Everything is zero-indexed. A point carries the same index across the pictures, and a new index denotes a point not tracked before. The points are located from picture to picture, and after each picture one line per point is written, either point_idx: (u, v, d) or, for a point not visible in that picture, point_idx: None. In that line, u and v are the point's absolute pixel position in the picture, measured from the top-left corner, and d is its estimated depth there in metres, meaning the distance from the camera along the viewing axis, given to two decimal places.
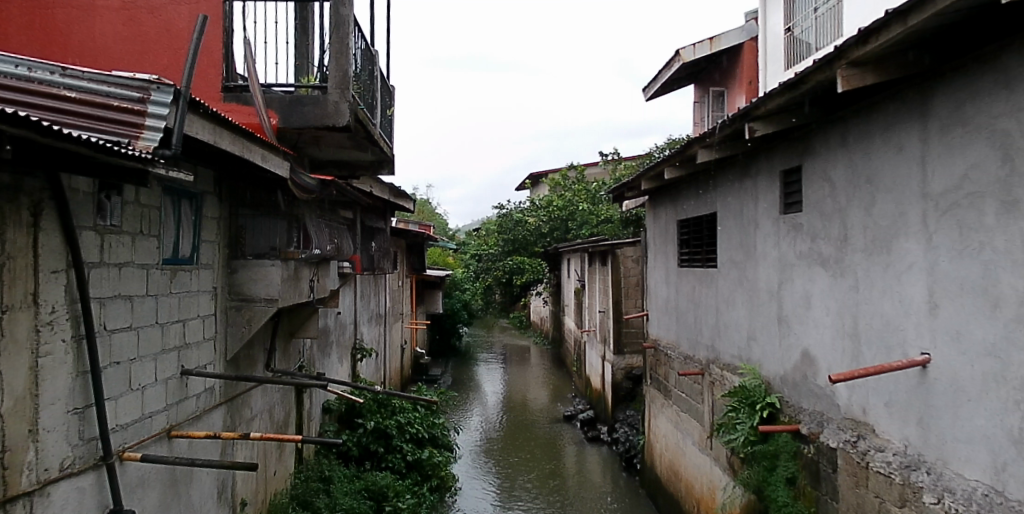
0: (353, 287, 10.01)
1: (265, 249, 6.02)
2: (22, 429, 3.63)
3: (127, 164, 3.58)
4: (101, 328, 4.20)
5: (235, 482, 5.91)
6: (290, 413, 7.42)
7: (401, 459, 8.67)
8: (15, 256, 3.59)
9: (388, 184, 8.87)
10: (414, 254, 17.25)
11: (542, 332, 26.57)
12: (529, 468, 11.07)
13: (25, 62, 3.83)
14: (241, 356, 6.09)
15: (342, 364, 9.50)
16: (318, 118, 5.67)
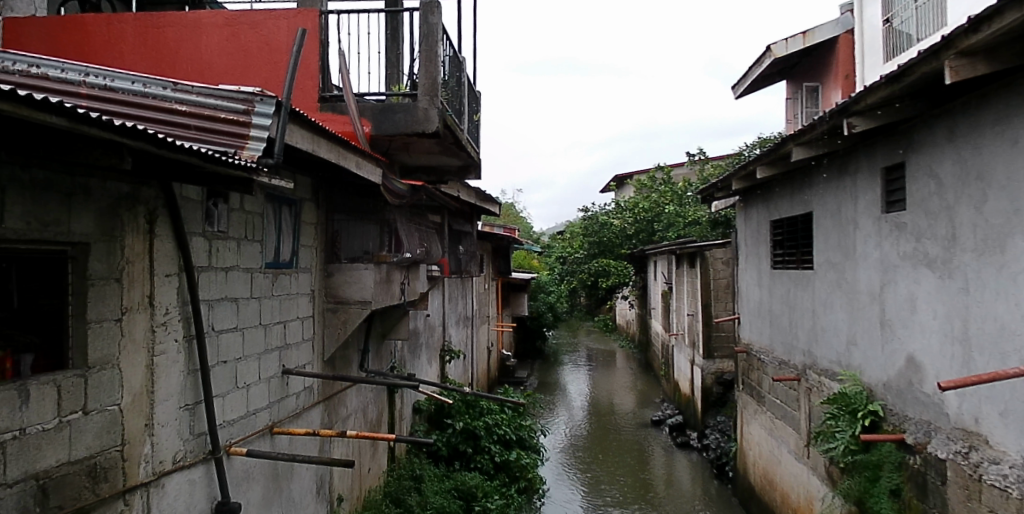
0: (440, 290, 10.21)
1: (359, 253, 6.20)
2: (140, 423, 3.95)
3: (233, 173, 3.80)
4: (210, 329, 4.50)
5: (332, 477, 6.16)
6: (382, 412, 7.66)
7: (490, 460, 8.79)
8: (133, 261, 3.94)
9: (474, 188, 9.03)
10: (501, 257, 17.43)
11: (628, 335, 26.24)
12: (617, 473, 10.94)
13: (141, 79, 4.16)
14: (337, 357, 6.34)
15: (431, 365, 9.73)
16: (408, 125, 5.83)
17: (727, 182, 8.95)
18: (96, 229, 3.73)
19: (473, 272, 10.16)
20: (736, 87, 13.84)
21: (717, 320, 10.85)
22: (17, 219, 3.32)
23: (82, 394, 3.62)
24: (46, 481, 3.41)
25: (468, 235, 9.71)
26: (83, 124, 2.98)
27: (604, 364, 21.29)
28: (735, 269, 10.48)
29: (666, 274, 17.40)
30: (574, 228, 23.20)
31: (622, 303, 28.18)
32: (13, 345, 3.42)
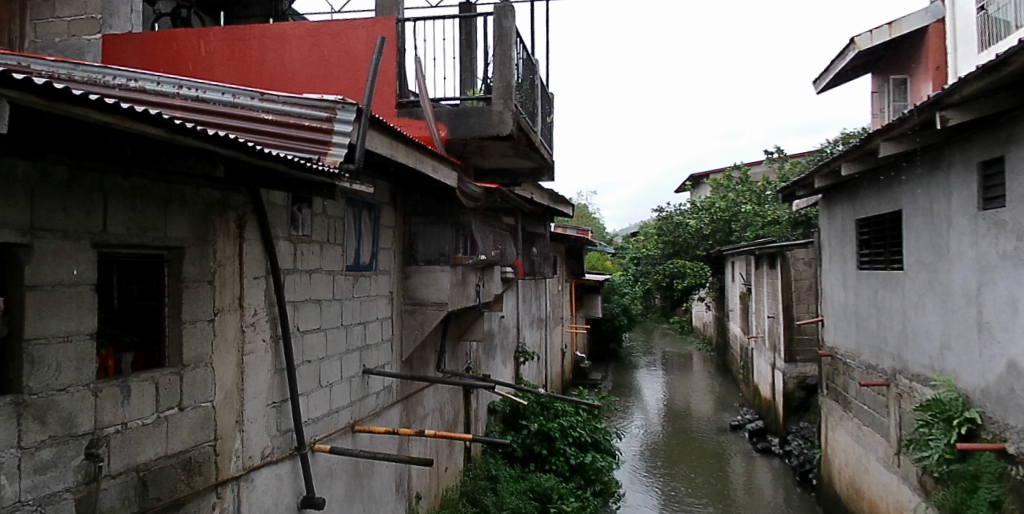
0: (514, 292, 10.27)
1: (435, 256, 6.22)
2: (230, 419, 4.15)
3: (317, 178, 3.96)
4: (295, 330, 4.68)
5: (411, 476, 6.29)
6: (458, 412, 7.76)
7: (565, 462, 8.79)
8: (224, 264, 4.14)
9: (547, 190, 9.05)
10: (574, 259, 17.39)
11: (705, 338, 25.67)
12: (694, 479, 10.73)
13: (231, 90, 4.33)
14: (414, 357, 6.47)
15: (506, 367, 9.80)
16: (483, 128, 5.89)
17: (809, 180, 8.65)
18: (190, 233, 3.95)
19: (546, 274, 10.02)
20: (817, 82, 13.34)
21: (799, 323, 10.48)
22: (120, 224, 3.55)
23: (178, 391, 3.83)
24: (146, 472, 3.61)
25: (542, 237, 9.70)
26: (179, 134, 3.15)
27: (680, 367, 20.89)
28: (819, 270, 10.10)
29: (744, 275, 16.96)
30: (649, 228, 22.79)
31: (699, 305, 27.54)
32: (116, 343, 3.67)
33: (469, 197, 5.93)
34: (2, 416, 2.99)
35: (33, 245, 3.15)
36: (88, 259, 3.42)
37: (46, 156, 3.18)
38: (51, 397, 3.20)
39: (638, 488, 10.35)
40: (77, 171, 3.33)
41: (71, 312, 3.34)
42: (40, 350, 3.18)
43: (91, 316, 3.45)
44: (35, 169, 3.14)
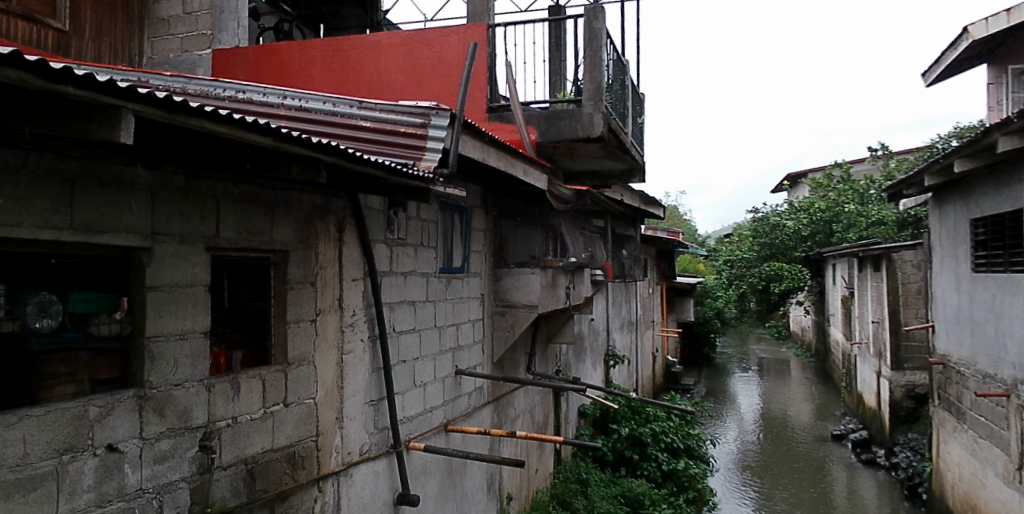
0: (604, 294, 10.21)
1: (526, 258, 6.24)
2: (331, 415, 4.30)
3: (412, 183, 4.06)
4: (391, 330, 4.81)
5: (503, 476, 6.33)
6: (548, 414, 7.78)
7: (657, 468, 8.57)
8: (325, 266, 4.31)
9: (637, 192, 8.94)
10: (666, 261, 17.10)
11: (803, 344, 24.68)
12: (794, 489, 10.35)
13: (331, 99, 4.49)
14: (505, 359, 6.52)
15: (596, 370, 9.75)
16: (573, 131, 5.89)
17: (919, 178, 8.20)
18: (294, 237, 4.12)
19: (636, 276, 9.89)
20: (926, 75, 12.62)
21: (906, 329, 9.95)
22: (230, 229, 3.75)
23: (283, 388, 4.00)
24: (253, 465, 3.79)
25: (633, 239, 9.60)
26: (284, 143, 3.29)
27: (776, 374, 20.09)
28: (929, 272, 9.56)
29: (847, 278, 16.22)
30: (743, 230, 22.10)
31: (796, 309, 26.42)
32: (226, 341, 3.87)
33: (560, 200, 5.93)
34: (126, 408, 3.20)
35: (154, 248, 3.37)
36: (202, 262, 3.63)
37: (164, 166, 3.39)
38: (170, 391, 3.41)
39: (732, 502, 9.81)
40: (192, 179, 3.54)
41: (187, 312, 3.55)
42: (160, 347, 3.39)
43: (204, 315, 3.65)
44: (155, 178, 3.36)
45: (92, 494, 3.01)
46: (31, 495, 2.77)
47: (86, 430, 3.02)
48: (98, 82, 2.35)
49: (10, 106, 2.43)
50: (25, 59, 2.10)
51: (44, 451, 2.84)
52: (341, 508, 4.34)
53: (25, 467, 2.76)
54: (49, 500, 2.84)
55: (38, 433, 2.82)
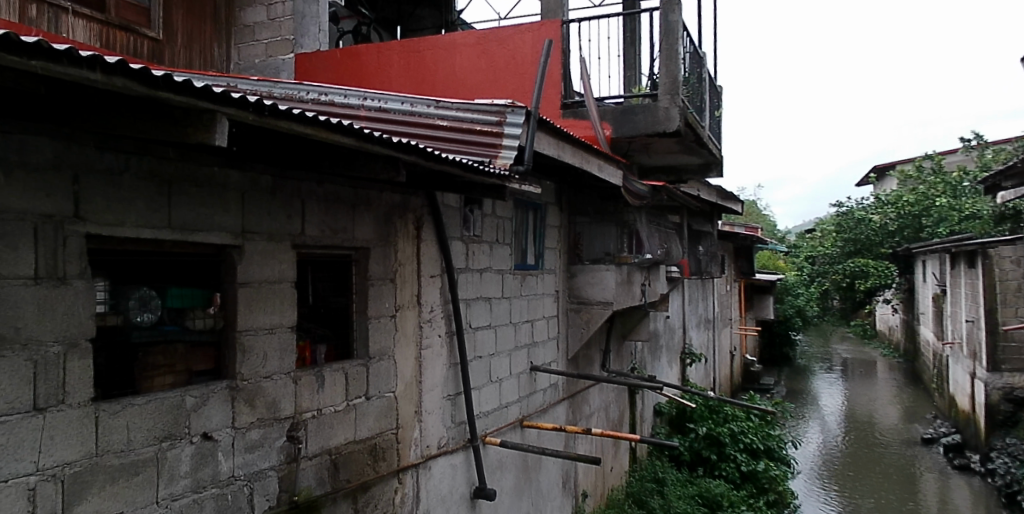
0: (681, 291, 10.05)
1: (601, 255, 6.24)
2: (410, 409, 4.40)
3: (489, 180, 4.10)
4: (468, 326, 4.88)
5: (578, 473, 6.34)
6: (623, 412, 7.73)
7: (736, 469, 8.35)
8: (404, 263, 4.40)
9: (715, 186, 8.75)
10: (744, 258, 16.70)
11: (891, 343, 23.61)
12: (881, 494, 9.95)
13: (409, 99, 4.57)
14: (580, 356, 6.52)
15: (672, 368, 9.63)
16: (649, 125, 5.82)
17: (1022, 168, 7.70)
18: (375, 235, 4.23)
19: (714, 273, 9.71)
20: None
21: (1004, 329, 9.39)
22: (315, 227, 3.87)
23: (365, 382, 4.11)
24: (337, 456, 3.91)
25: (709, 236, 9.44)
26: (366, 142, 3.37)
27: (860, 375, 19.25)
28: None
29: (938, 275, 15.42)
30: (826, 226, 21.27)
31: (883, 308, 25.30)
32: (311, 335, 4.01)
33: (635, 196, 5.85)
34: (220, 398, 3.35)
35: (244, 245, 3.51)
36: (289, 259, 3.76)
37: (254, 167, 3.53)
38: (259, 383, 3.55)
39: (816, 508, 9.42)
40: (279, 179, 3.68)
41: (275, 307, 3.69)
42: (251, 340, 3.54)
43: (291, 310, 3.78)
44: (245, 179, 3.50)
45: (189, 480, 3.16)
46: (135, 479, 2.93)
47: (183, 419, 3.17)
48: (196, 88, 2.44)
49: (117, 112, 2.57)
50: (131, 68, 2.21)
51: (145, 438, 3.00)
52: (421, 500, 4.43)
53: (129, 453, 2.93)
54: (150, 484, 2.99)
55: (140, 421, 2.98)
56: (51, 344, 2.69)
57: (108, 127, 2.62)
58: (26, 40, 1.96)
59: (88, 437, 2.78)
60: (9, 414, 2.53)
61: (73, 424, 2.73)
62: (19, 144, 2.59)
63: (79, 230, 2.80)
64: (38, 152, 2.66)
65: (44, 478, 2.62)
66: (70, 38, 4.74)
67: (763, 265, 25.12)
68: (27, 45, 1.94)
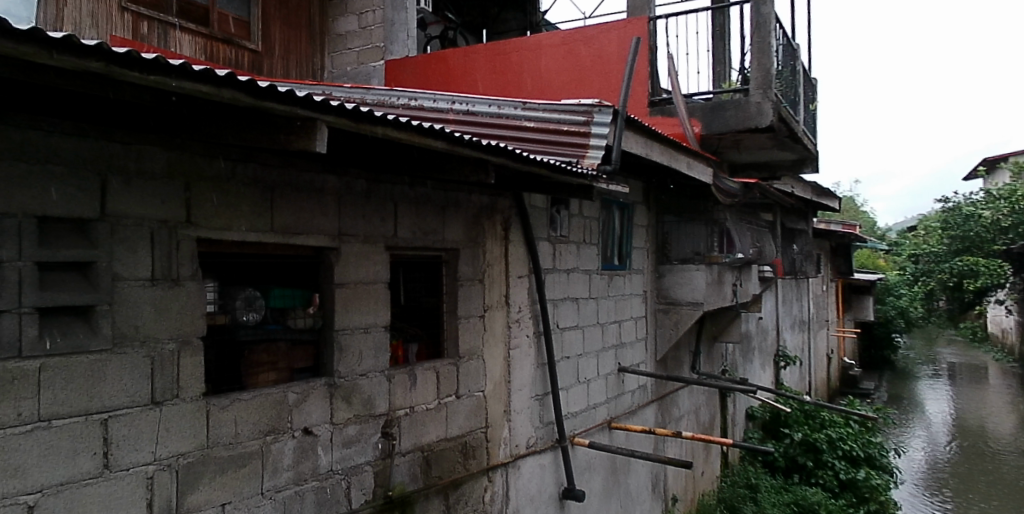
0: (774, 291, 9.76)
1: (690, 255, 6.13)
2: (500, 409, 4.45)
3: (577, 181, 4.09)
4: (555, 327, 4.88)
5: (667, 477, 6.27)
6: (714, 415, 7.58)
7: (834, 477, 8.00)
8: (493, 264, 4.45)
9: (811, 182, 8.44)
10: (841, 256, 16.00)
11: (1004, 347, 22.08)
12: (996, 508, 9.32)
13: (497, 101, 4.61)
14: (669, 357, 6.42)
15: (765, 371, 9.38)
16: (740, 121, 5.68)
17: None
18: (464, 236, 4.29)
19: (809, 272, 9.36)
20: None
21: None
22: (407, 229, 3.96)
23: (455, 381, 4.18)
24: (429, 453, 3.99)
25: (803, 234, 9.11)
26: (457, 146, 3.42)
27: (968, 381, 18.11)
28: None
29: None
30: (931, 222, 20.15)
31: (995, 309, 23.70)
32: (403, 335, 4.12)
33: (726, 193, 5.72)
34: (319, 395, 3.47)
35: (341, 247, 3.62)
36: (382, 260, 3.87)
37: (350, 172, 3.65)
38: (356, 381, 3.66)
39: None
40: (373, 183, 3.79)
41: (370, 307, 3.79)
42: (347, 339, 3.65)
43: (384, 310, 3.88)
44: (341, 183, 3.62)
45: (291, 473, 3.29)
46: (242, 471, 3.06)
47: (286, 414, 3.29)
48: (299, 98, 2.50)
49: (225, 121, 2.67)
50: (240, 80, 2.26)
51: (251, 431, 3.13)
52: (511, 498, 4.47)
53: (237, 445, 3.06)
54: (255, 475, 3.12)
55: (247, 416, 3.11)
56: (166, 340, 2.82)
57: (216, 136, 2.74)
58: (146, 56, 2.02)
59: (200, 430, 2.91)
60: (130, 407, 2.67)
61: (186, 417, 2.86)
62: (137, 153, 2.74)
63: (190, 234, 2.93)
64: (153, 161, 2.79)
65: (161, 468, 2.76)
66: (178, 52, 5.04)
67: (861, 264, 23.93)
68: (146, 61, 2.00)
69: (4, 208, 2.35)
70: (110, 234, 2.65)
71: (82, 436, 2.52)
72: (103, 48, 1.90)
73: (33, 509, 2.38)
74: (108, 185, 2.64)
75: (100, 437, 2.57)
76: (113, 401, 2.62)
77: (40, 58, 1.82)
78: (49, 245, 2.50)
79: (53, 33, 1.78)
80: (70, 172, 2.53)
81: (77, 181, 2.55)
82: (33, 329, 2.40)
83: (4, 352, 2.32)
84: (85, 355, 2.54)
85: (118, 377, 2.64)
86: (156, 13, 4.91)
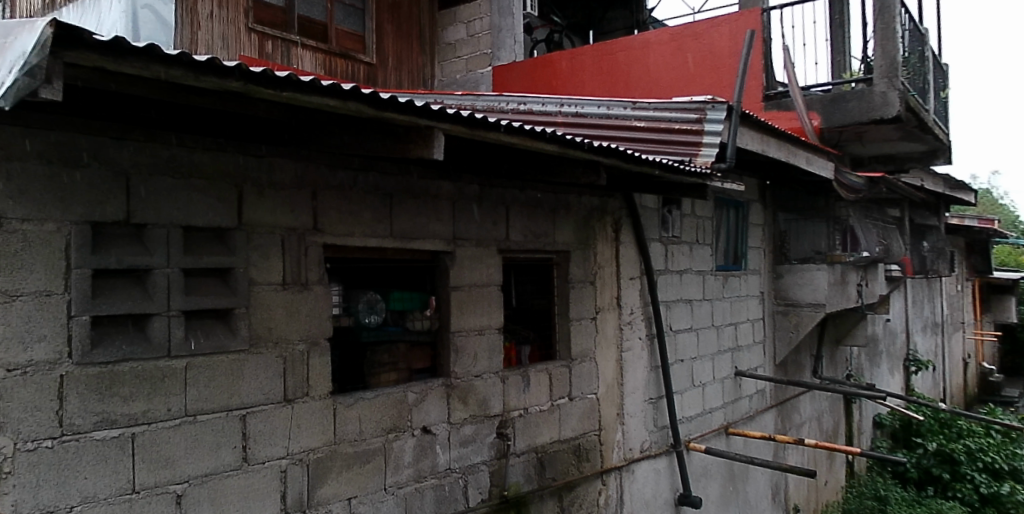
0: (903, 292, 9.23)
1: (810, 253, 5.86)
2: (612, 411, 4.43)
3: (689, 180, 4.01)
4: (669, 329, 4.81)
5: (788, 486, 6.04)
6: (839, 423, 7.26)
7: (975, 491, 7.43)
8: (604, 265, 4.44)
9: (942, 175, 7.90)
10: (978, 254, 14.85)
11: None
12: None
13: (605, 103, 4.58)
14: (789, 361, 6.20)
15: (895, 376, 8.87)
16: (864, 112, 5.41)
17: None
18: (574, 238, 4.30)
19: (942, 272, 8.78)
20: None
21: None
22: (518, 233, 4.01)
23: (568, 383, 4.19)
24: (543, 454, 4.02)
25: (935, 230, 8.55)
26: (570, 149, 3.39)
27: None
28: None
29: None
30: None
31: None
32: (516, 337, 4.15)
33: (850, 189, 5.42)
34: (436, 395, 3.55)
35: (456, 251, 3.71)
36: (495, 263, 3.93)
37: (463, 177, 3.73)
38: (471, 382, 3.73)
39: None
40: (485, 188, 3.85)
41: (484, 309, 3.86)
42: (462, 340, 3.72)
43: (497, 312, 3.94)
44: (455, 188, 3.71)
45: (411, 470, 3.39)
46: (366, 467, 3.19)
47: (406, 413, 3.40)
48: (416, 107, 2.51)
49: (348, 127, 2.76)
50: (364, 93, 2.29)
51: (374, 429, 3.25)
52: (625, 502, 4.44)
53: (361, 442, 3.18)
54: (378, 471, 3.24)
55: (370, 414, 3.23)
56: (296, 342, 2.97)
57: (342, 147, 2.84)
58: (279, 74, 2.06)
59: (327, 427, 3.05)
60: (265, 404, 2.83)
61: (315, 414, 3.01)
62: (268, 166, 2.89)
63: (317, 241, 3.08)
64: (284, 172, 2.94)
65: (293, 462, 2.91)
66: (299, 67, 5.32)
67: (1001, 263, 22.04)
68: (279, 79, 2.03)
69: (153, 219, 2.50)
70: (246, 242, 2.80)
71: (224, 431, 2.67)
72: (242, 69, 1.94)
73: (181, 499, 2.52)
74: (243, 196, 2.79)
75: (239, 431, 2.72)
76: (250, 398, 2.77)
77: (186, 81, 1.87)
78: (193, 253, 2.65)
79: (199, 57, 1.81)
80: (211, 184, 2.68)
81: (217, 193, 2.70)
82: (179, 331, 2.55)
83: (155, 351, 2.48)
84: (225, 355, 2.70)
85: (254, 376, 2.79)
86: (280, 32, 5.20)
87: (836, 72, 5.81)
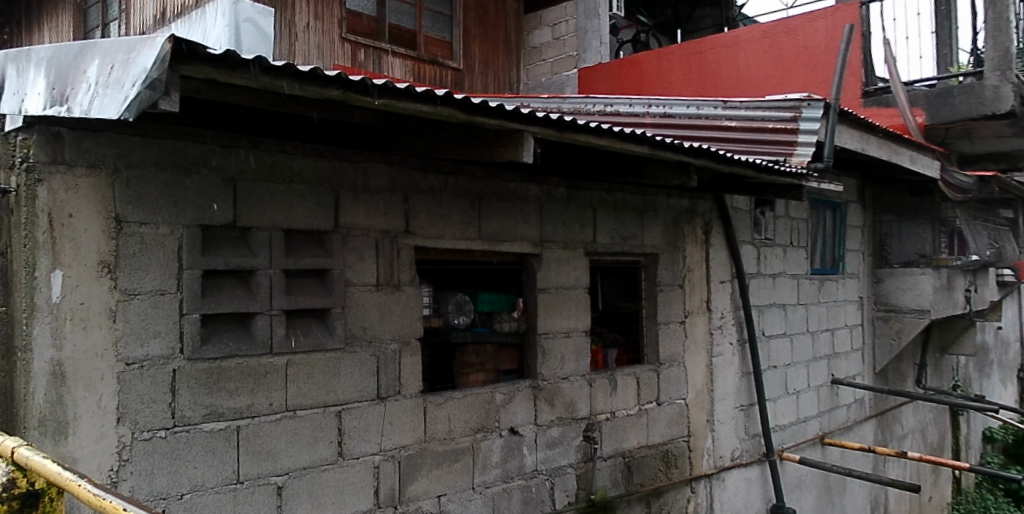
0: (1017, 298, 8.64)
1: (914, 257, 5.62)
2: (702, 417, 4.35)
3: (783, 180, 3.89)
4: (761, 334, 4.69)
5: (888, 500, 5.77)
6: (944, 436, 6.87)
7: None
8: (693, 268, 4.37)
9: None
10: None
11: None
12: None
13: (695, 102, 4.49)
14: (888, 369, 5.93)
15: (1007, 388, 8.32)
16: (973, 108, 5.11)
17: None
18: (663, 241, 4.24)
19: None
20: None
21: None
22: (606, 235, 3.99)
23: (655, 388, 4.14)
24: (631, 459, 3.99)
25: None
26: (659, 150, 3.35)
27: None
28: None
29: None
30: None
31: None
32: (603, 340, 4.12)
33: (956, 188, 5.12)
34: (523, 396, 3.58)
35: (543, 254, 3.73)
36: (582, 265, 3.93)
37: (551, 180, 3.75)
38: (558, 384, 3.74)
39: None
40: (572, 190, 3.86)
41: (570, 311, 3.86)
42: (550, 343, 3.74)
43: (584, 315, 3.93)
44: (542, 191, 3.73)
45: (499, 470, 3.43)
46: (455, 466, 3.24)
47: (494, 413, 3.44)
48: (508, 111, 2.52)
49: (443, 133, 2.81)
50: (457, 98, 2.32)
51: (463, 429, 3.31)
52: (715, 510, 4.35)
53: (450, 441, 3.24)
54: (467, 471, 3.29)
55: (459, 415, 3.29)
56: (389, 342, 3.05)
57: (436, 151, 2.90)
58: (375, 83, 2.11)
59: (419, 425, 3.13)
60: (360, 401, 2.92)
61: (408, 412, 3.08)
62: (363, 171, 2.98)
63: (409, 243, 3.16)
64: (378, 176, 3.04)
65: (386, 458, 2.99)
66: (390, 75, 5.50)
67: None
68: (377, 87, 2.09)
69: (257, 222, 2.63)
70: (343, 244, 2.90)
71: (321, 426, 2.77)
72: (342, 77, 2.00)
73: (282, 491, 2.63)
74: (341, 200, 2.89)
75: (336, 427, 2.82)
76: (347, 395, 2.87)
77: (291, 90, 1.94)
78: (294, 254, 2.77)
79: (303, 67, 1.88)
80: (311, 189, 2.79)
81: (316, 197, 2.81)
82: (281, 329, 2.67)
83: (258, 348, 2.60)
84: (323, 352, 2.80)
85: (350, 374, 2.89)
86: (372, 41, 5.39)
87: (942, 66, 5.51)
